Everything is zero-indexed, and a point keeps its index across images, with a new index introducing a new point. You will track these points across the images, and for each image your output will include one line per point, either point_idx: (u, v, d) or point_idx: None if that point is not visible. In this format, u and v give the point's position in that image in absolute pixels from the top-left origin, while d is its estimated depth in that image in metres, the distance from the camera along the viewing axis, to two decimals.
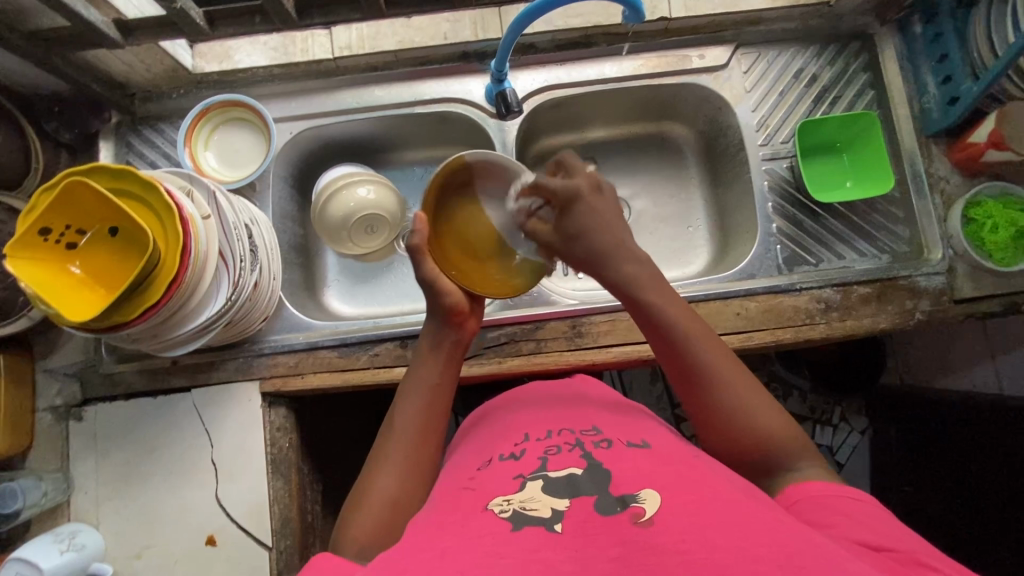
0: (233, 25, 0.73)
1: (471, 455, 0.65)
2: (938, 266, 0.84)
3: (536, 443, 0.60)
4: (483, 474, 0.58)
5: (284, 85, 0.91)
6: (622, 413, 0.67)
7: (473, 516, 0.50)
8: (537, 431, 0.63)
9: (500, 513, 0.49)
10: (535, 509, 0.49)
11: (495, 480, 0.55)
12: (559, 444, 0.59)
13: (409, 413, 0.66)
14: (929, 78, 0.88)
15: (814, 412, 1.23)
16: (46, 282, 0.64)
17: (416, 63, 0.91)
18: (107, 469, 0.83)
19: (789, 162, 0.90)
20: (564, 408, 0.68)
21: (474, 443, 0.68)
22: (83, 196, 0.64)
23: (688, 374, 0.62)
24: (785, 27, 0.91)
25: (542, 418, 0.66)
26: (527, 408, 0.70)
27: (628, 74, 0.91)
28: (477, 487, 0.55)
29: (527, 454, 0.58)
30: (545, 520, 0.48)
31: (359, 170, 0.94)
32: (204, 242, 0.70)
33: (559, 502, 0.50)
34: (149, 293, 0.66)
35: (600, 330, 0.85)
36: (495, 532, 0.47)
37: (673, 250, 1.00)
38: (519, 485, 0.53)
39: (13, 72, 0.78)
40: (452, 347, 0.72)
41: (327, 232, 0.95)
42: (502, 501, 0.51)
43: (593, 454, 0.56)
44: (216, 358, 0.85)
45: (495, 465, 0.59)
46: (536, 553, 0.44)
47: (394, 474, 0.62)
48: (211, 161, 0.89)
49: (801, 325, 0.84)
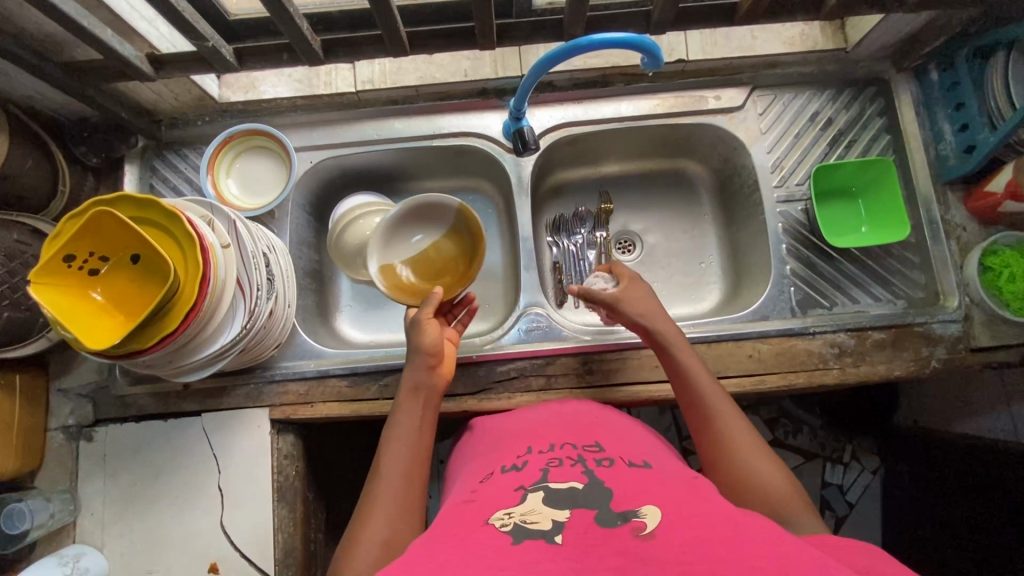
0: (260, 60, 0.75)
1: (474, 467, 0.67)
2: (954, 314, 0.84)
3: (538, 456, 0.62)
4: (486, 485, 0.60)
5: (306, 115, 0.92)
6: (624, 429, 0.70)
7: (474, 530, 0.50)
8: (540, 444, 0.65)
9: (501, 526, 0.49)
10: (535, 522, 0.49)
11: (498, 492, 0.56)
12: (561, 456, 0.61)
13: (395, 456, 0.66)
14: (946, 126, 0.88)
15: (824, 448, 1.24)
16: (68, 308, 0.65)
17: (436, 98, 0.93)
18: (114, 491, 0.83)
19: (804, 205, 0.90)
20: (566, 424, 0.70)
21: (477, 454, 0.70)
22: (105, 226, 0.66)
23: (690, 404, 0.71)
24: (802, 71, 0.92)
25: (546, 431, 0.69)
26: (533, 422, 0.72)
27: (645, 113, 0.92)
28: (478, 500, 0.56)
29: (529, 465, 0.60)
30: (546, 532, 0.48)
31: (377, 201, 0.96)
32: (222, 271, 0.72)
33: (559, 514, 0.50)
34: (168, 321, 0.67)
35: (610, 368, 0.84)
36: (497, 544, 0.46)
37: (685, 286, 1.00)
38: (520, 498, 0.54)
39: (44, 98, 0.80)
40: (428, 392, 0.72)
41: (341, 257, 0.95)
42: (503, 515, 0.51)
43: (593, 469, 0.58)
44: (228, 383, 0.85)
45: (498, 475, 0.61)
46: (537, 563, 0.43)
47: (386, 520, 0.61)
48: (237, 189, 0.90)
49: (814, 370, 0.83)
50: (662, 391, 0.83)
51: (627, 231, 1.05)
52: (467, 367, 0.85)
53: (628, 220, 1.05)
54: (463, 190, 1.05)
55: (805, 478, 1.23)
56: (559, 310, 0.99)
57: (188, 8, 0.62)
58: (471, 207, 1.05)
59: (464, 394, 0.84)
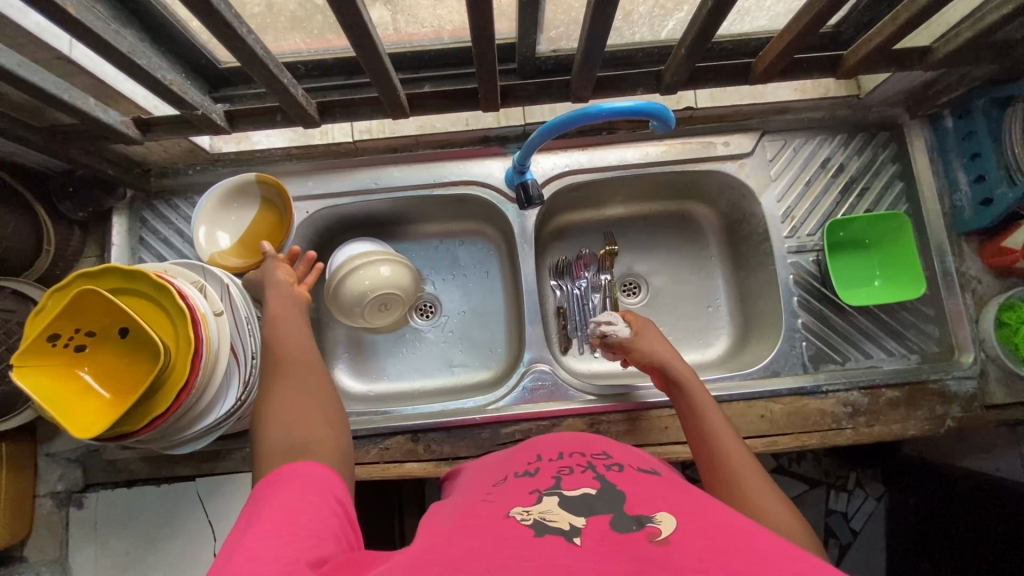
0: (253, 121, 0.73)
1: (478, 480, 0.64)
2: (969, 370, 0.82)
3: (550, 463, 0.59)
4: (498, 489, 0.56)
5: (301, 164, 0.89)
6: (626, 446, 0.67)
7: (497, 521, 0.47)
8: (550, 453, 0.62)
9: (521, 520, 0.47)
10: (555, 520, 0.46)
11: (512, 494, 0.53)
12: (571, 465, 0.58)
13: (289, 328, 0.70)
14: (961, 175, 0.85)
15: (828, 476, 1.18)
16: (54, 392, 0.62)
17: (437, 145, 0.90)
18: (105, 562, 0.80)
19: (816, 256, 0.88)
20: (573, 437, 0.67)
21: (480, 472, 0.67)
22: (90, 303, 0.62)
23: (698, 438, 0.68)
24: (812, 117, 0.89)
25: (557, 442, 0.66)
26: (543, 437, 0.69)
27: (652, 159, 0.90)
28: (495, 499, 0.53)
29: (542, 472, 0.57)
30: (565, 531, 0.45)
31: (377, 249, 0.90)
32: (214, 341, 0.68)
33: (575, 517, 0.47)
34: (158, 401, 0.63)
35: (618, 429, 0.82)
36: (518, 538, 0.44)
37: (692, 330, 0.98)
38: (537, 499, 0.51)
39: (26, 158, 0.77)
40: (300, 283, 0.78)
41: (338, 304, 0.90)
42: (523, 510, 0.49)
43: (605, 476, 0.54)
44: (223, 447, 0.83)
45: (510, 480, 0.57)
46: (557, 558, 0.41)
47: (300, 388, 0.63)
48: (214, 237, 0.84)
49: (828, 430, 0.81)
50: (672, 452, 0.81)
51: (632, 273, 1.01)
52: (471, 428, 0.83)
53: (632, 262, 1.02)
54: (465, 233, 1.01)
55: (807, 506, 1.18)
56: (564, 357, 0.96)
57: (176, 80, 0.60)
58: (472, 249, 1.01)
59: (468, 457, 0.81)
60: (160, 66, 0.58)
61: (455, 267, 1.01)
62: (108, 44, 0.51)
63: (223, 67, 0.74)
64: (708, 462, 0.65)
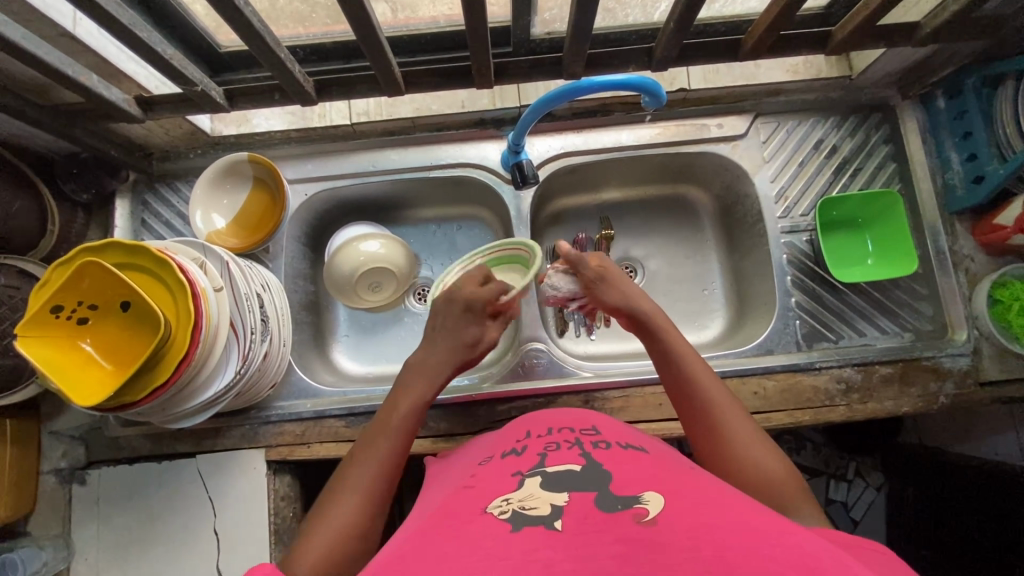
0: (251, 100, 0.75)
1: (465, 462, 0.64)
2: (963, 347, 0.83)
3: (536, 441, 0.60)
4: (483, 472, 0.56)
5: (300, 147, 0.91)
6: (619, 423, 0.67)
7: (472, 519, 0.46)
8: (539, 429, 0.63)
9: (499, 514, 0.46)
10: (534, 507, 0.46)
11: (495, 477, 0.54)
12: (558, 441, 0.58)
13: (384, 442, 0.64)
14: (954, 153, 0.85)
15: (828, 466, 1.17)
16: (58, 363, 0.63)
17: (434, 128, 0.92)
18: (108, 537, 0.81)
19: (809, 236, 0.88)
20: (562, 413, 0.67)
21: (470, 451, 0.67)
22: (94, 276, 0.63)
23: (682, 394, 0.66)
24: (805, 98, 0.90)
25: (546, 419, 0.66)
26: (535, 415, 0.69)
27: (646, 141, 0.90)
28: (477, 485, 0.53)
29: (528, 451, 0.58)
30: (545, 517, 0.44)
31: (399, 261, 0.96)
32: (215, 316, 0.69)
33: (557, 497, 0.47)
34: (159, 370, 0.64)
35: (613, 406, 0.83)
36: (495, 534, 0.43)
37: (688, 312, 0.98)
38: (518, 482, 0.51)
39: (31, 138, 0.78)
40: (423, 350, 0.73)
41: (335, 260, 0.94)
42: (501, 502, 0.48)
43: (590, 453, 0.55)
44: (223, 425, 0.84)
45: (496, 461, 0.58)
46: (533, 552, 0.40)
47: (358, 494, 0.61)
48: (208, 219, 0.86)
49: (821, 407, 0.82)
50: (665, 428, 0.82)
51: (628, 257, 1.02)
52: (467, 406, 0.84)
53: (628, 246, 1.03)
54: (462, 217, 1.02)
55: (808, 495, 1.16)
56: (561, 339, 0.96)
57: (176, 55, 0.61)
58: (469, 234, 1.02)
59: (465, 433, 0.83)
60: (162, 41, 0.60)
61: (453, 251, 1.02)
62: (110, 15, 0.53)
63: (223, 50, 0.75)
64: (695, 418, 0.64)
